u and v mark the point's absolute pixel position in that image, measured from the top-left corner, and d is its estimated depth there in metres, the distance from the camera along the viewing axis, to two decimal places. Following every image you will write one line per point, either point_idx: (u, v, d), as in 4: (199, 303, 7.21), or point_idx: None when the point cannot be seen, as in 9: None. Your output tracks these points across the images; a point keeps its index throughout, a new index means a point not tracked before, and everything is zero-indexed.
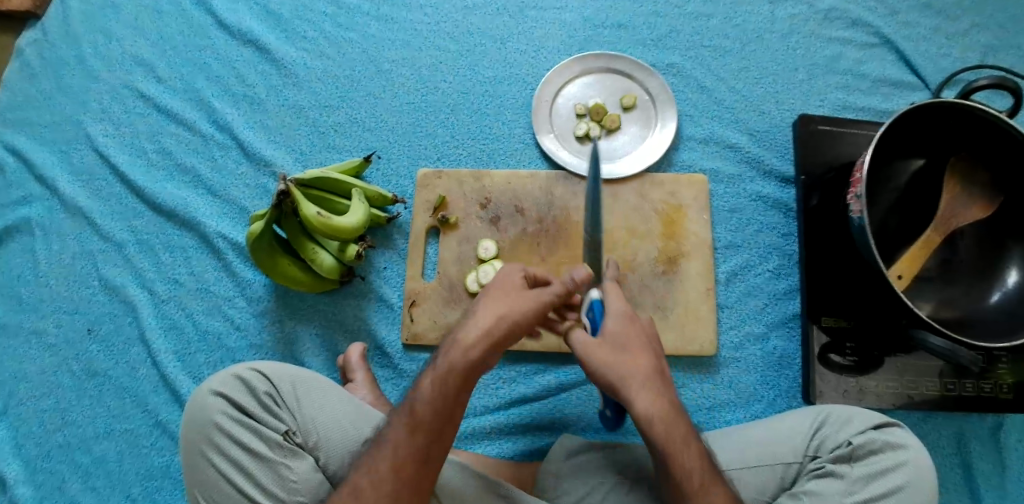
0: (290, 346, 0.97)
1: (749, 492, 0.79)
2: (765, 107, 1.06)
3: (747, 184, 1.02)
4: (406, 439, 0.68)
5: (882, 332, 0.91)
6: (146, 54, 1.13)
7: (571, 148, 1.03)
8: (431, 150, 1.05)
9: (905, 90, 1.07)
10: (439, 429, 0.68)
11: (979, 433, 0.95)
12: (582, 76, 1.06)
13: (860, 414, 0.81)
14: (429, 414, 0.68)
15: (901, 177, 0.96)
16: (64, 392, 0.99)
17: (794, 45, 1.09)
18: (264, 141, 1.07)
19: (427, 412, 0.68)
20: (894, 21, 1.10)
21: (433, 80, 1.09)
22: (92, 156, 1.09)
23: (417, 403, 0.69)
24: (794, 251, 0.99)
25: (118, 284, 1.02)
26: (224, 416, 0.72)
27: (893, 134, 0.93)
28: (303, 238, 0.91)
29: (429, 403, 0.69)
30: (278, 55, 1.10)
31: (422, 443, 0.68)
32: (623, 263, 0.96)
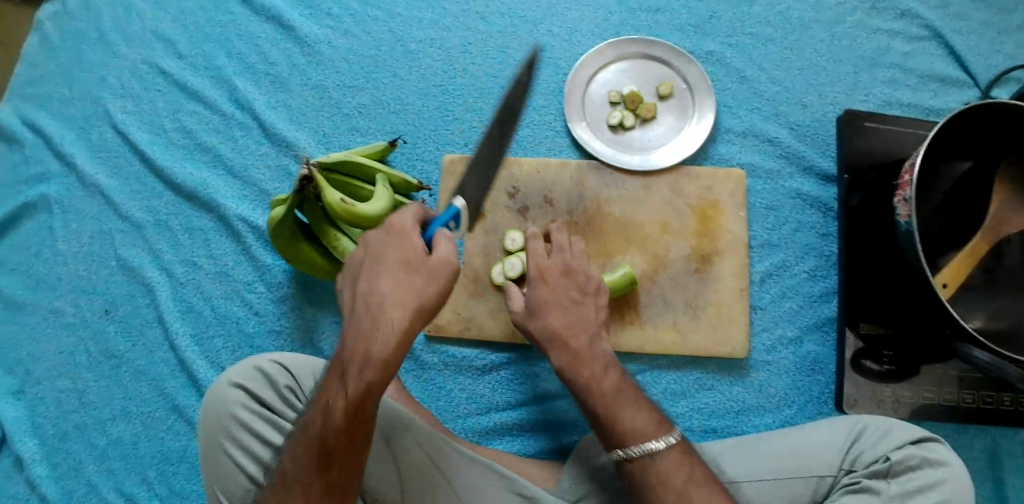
0: (310, 333, 0.96)
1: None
2: (806, 100, 1.01)
3: (785, 180, 0.98)
4: (315, 474, 0.61)
5: (920, 340, 0.88)
6: (166, 28, 1.10)
7: (603, 137, 0.99)
8: (458, 135, 1.01)
9: (954, 86, 1.02)
10: (345, 457, 0.61)
11: (1013, 447, 0.92)
12: (617, 62, 1.01)
13: (899, 428, 0.78)
14: (331, 444, 0.60)
15: (948, 179, 0.92)
16: (82, 373, 0.97)
17: (840, 36, 1.04)
18: (286, 122, 1.03)
19: (331, 446, 0.60)
20: (945, 12, 1.05)
21: (461, 62, 1.05)
22: (110, 133, 1.06)
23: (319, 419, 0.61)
24: (832, 252, 0.95)
25: (136, 265, 1.00)
26: (244, 409, 0.71)
27: (944, 134, 0.88)
28: (325, 225, 0.88)
29: (330, 437, 0.60)
30: (302, 32, 1.07)
31: (327, 475, 0.61)
32: (653, 260, 0.93)
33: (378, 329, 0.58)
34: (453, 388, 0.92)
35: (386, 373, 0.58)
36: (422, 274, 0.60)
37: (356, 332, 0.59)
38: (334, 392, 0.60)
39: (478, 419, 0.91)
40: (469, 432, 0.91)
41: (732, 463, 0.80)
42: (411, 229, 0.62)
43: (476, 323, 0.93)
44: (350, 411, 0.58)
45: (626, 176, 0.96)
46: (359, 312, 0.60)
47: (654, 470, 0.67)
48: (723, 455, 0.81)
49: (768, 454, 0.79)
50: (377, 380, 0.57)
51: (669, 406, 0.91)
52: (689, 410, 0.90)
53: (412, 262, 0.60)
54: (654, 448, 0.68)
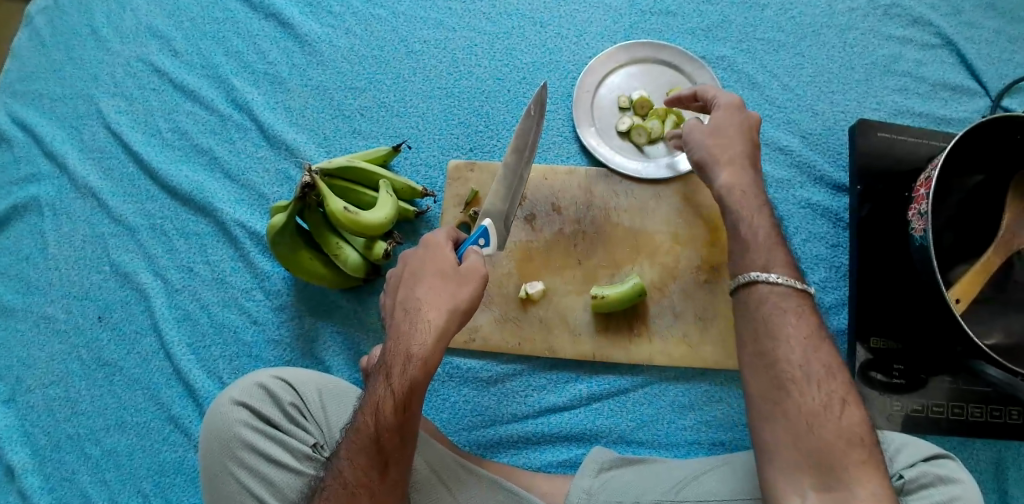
0: (309, 343, 0.93)
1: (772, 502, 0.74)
2: (818, 108, 1.00)
3: (796, 190, 0.96)
4: (372, 477, 0.64)
5: (931, 354, 0.87)
6: (161, 25, 1.06)
7: (612, 144, 0.97)
8: (463, 140, 0.99)
9: (966, 95, 1.00)
10: (398, 455, 0.64)
11: (1020, 460, 0.91)
12: (626, 66, 0.99)
13: (911, 445, 0.78)
14: (386, 445, 0.64)
15: (959, 192, 0.91)
16: (75, 381, 0.95)
17: (851, 42, 1.03)
18: (285, 123, 1.00)
19: (387, 446, 0.64)
20: (957, 20, 1.03)
21: (466, 64, 1.02)
22: (103, 133, 1.03)
23: (368, 421, 0.64)
24: (842, 263, 0.94)
25: (130, 271, 0.97)
26: (248, 427, 0.69)
27: (962, 147, 0.87)
28: (326, 232, 0.86)
29: (385, 437, 0.63)
30: (302, 31, 1.04)
31: (383, 478, 0.64)
32: (662, 270, 0.91)
33: (421, 331, 0.64)
34: (458, 399, 0.90)
35: (427, 371, 0.64)
36: (456, 285, 0.67)
37: (397, 336, 0.65)
38: (375, 393, 0.65)
39: (483, 433, 0.89)
40: (473, 444, 0.89)
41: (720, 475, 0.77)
42: (444, 243, 0.70)
43: (481, 333, 0.91)
44: (399, 408, 0.63)
45: (635, 184, 0.94)
46: (399, 316, 0.67)
47: (765, 302, 0.66)
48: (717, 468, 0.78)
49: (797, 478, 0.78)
50: (420, 376, 0.63)
51: (676, 419, 0.89)
52: (697, 422, 0.89)
53: (445, 271, 0.68)
54: (773, 280, 0.66)
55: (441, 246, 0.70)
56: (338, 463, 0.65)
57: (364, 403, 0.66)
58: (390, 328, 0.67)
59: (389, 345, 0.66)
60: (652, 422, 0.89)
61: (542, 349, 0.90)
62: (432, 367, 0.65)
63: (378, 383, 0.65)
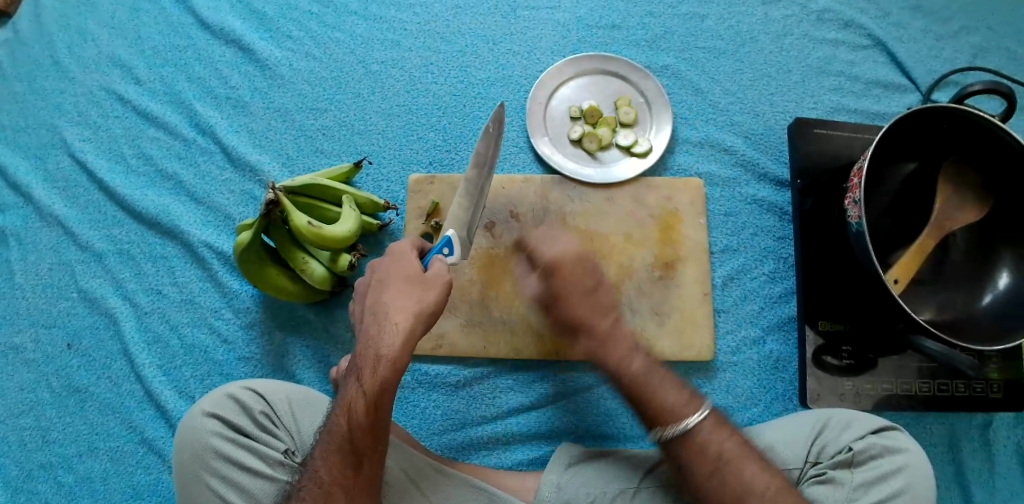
0: (280, 358, 0.95)
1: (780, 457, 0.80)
2: (759, 109, 1.05)
3: (742, 187, 1.01)
4: (346, 477, 0.66)
5: (877, 335, 0.92)
6: (124, 54, 1.09)
7: (565, 151, 1.01)
8: (423, 154, 1.02)
9: (896, 91, 1.07)
10: (371, 455, 0.66)
11: (970, 432, 0.96)
12: (575, 78, 1.04)
13: (860, 419, 0.82)
14: (360, 444, 0.66)
15: (892, 182, 0.96)
16: (45, 410, 0.95)
17: (787, 47, 1.09)
18: (249, 145, 1.03)
19: (360, 445, 0.66)
20: (885, 22, 1.10)
21: (423, 82, 1.06)
22: (68, 161, 1.04)
23: (342, 423, 0.66)
24: (789, 254, 0.99)
25: (98, 296, 0.98)
26: (220, 437, 0.71)
27: (890, 138, 0.93)
28: (292, 248, 0.88)
29: (359, 435, 0.66)
30: (262, 55, 1.07)
31: (358, 477, 0.66)
32: (619, 269, 0.95)
33: (389, 334, 0.68)
34: (428, 405, 0.93)
35: (397, 371, 0.67)
36: (421, 289, 0.70)
37: (367, 341, 0.69)
38: (347, 395, 0.68)
39: (454, 436, 0.91)
40: (445, 448, 0.91)
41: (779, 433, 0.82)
42: (408, 251, 0.73)
43: (447, 339, 0.93)
44: (370, 409, 0.66)
45: (589, 189, 0.98)
46: (369, 321, 0.70)
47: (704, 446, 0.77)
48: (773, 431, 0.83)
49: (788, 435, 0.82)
50: (391, 377, 0.66)
51: None
52: None
53: (410, 277, 0.71)
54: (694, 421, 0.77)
55: (406, 255, 0.73)
56: (313, 464, 0.67)
57: (337, 405, 0.68)
58: (361, 335, 0.70)
59: (360, 350, 0.69)
60: (617, 416, 0.92)
61: (507, 351, 0.93)
62: (404, 368, 0.68)
63: (351, 386, 0.68)
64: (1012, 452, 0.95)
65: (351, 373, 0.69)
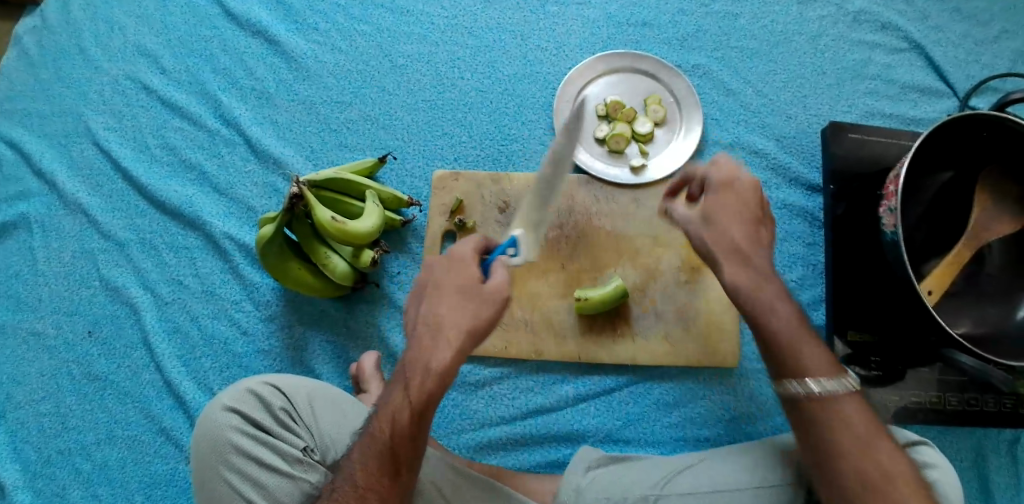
0: (299, 352, 0.94)
1: None
2: (791, 112, 1.03)
3: (771, 191, 0.99)
4: (382, 482, 0.64)
5: (907, 346, 0.89)
6: (150, 43, 1.08)
7: (592, 151, 0.99)
8: (447, 150, 1.01)
9: (934, 97, 1.04)
10: (410, 462, 0.65)
11: (998, 447, 0.93)
12: (604, 76, 1.02)
13: (887, 432, 0.80)
14: (400, 452, 0.64)
15: (929, 189, 0.93)
16: (66, 396, 0.95)
17: (822, 48, 1.06)
18: (272, 137, 1.02)
19: (400, 452, 0.64)
20: (924, 25, 1.07)
21: (449, 76, 1.05)
22: (92, 150, 1.04)
23: (383, 426, 0.65)
24: (819, 261, 0.97)
25: (120, 286, 0.98)
26: (239, 432, 0.70)
27: (929, 144, 0.90)
28: (315, 242, 0.87)
29: (399, 441, 0.64)
30: (288, 46, 1.06)
31: (394, 483, 0.64)
32: (644, 272, 0.93)
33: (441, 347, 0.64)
34: (445, 404, 0.92)
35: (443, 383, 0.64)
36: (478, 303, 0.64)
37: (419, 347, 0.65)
38: (392, 401, 0.66)
39: (472, 436, 0.91)
40: (463, 447, 0.90)
41: None
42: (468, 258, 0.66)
43: None
44: (416, 419, 0.64)
45: (615, 189, 0.96)
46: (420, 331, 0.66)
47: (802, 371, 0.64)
48: None
49: None
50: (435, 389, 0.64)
51: (661, 417, 0.91)
52: (682, 420, 0.90)
53: (467, 287, 0.65)
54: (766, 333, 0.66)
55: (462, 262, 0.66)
56: (350, 466, 0.66)
57: (380, 408, 0.66)
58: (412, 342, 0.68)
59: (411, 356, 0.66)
60: (637, 421, 0.90)
61: (529, 352, 0.92)
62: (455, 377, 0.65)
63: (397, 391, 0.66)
64: None
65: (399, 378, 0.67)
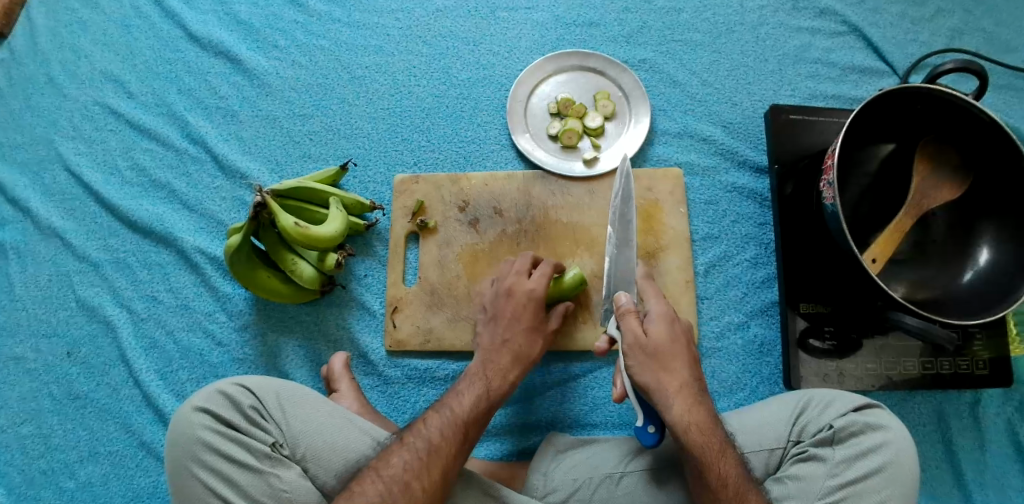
0: (273, 358, 0.97)
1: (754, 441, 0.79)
2: (736, 99, 1.07)
3: (722, 175, 1.03)
4: (452, 448, 0.75)
5: (860, 315, 0.93)
6: (116, 69, 1.12)
7: (546, 147, 1.03)
8: (407, 155, 1.05)
9: (874, 76, 1.08)
10: (472, 442, 0.77)
11: (959, 410, 0.95)
12: (554, 75, 1.06)
13: (842, 397, 0.80)
14: (471, 430, 0.77)
15: (870, 163, 0.95)
16: (47, 417, 0.97)
17: (764, 36, 1.10)
18: (238, 152, 1.06)
19: (471, 429, 0.78)
20: (861, 9, 1.11)
21: (406, 84, 1.08)
22: (63, 175, 1.07)
23: (463, 399, 0.80)
24: (770, 239, 1.00)
25: (96, 305, 1.00)
26: (210, 431, 0.73)
27: (864, 120, 0.92)
28: (281, 249, 0.91)
29: (474, 414, 0.79)
30: (249, 64, 1.10)
31: (460, 452, 0.75)
32: (602, 261, 0.96)
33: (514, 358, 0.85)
34: (417, 400, 0.95)
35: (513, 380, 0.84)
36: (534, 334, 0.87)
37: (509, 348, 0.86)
38: (470, 391, 0.81)
39: None
40: None
41: (750, 419, 0.81)
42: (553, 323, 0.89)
43: (436, 334, 0.96)
44: (489, 408, 0.80)
45: (570, 182, 1.00)
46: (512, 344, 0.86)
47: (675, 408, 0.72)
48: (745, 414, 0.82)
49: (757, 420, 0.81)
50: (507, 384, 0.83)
51: (626, 399, 0.93)
52: None
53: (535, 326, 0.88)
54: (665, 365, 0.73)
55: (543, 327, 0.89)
56: (425, 430, 0.76)
57: (459, 393, 0.81)
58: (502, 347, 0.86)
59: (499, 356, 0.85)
60: (603, 404, 0.93)
61: None
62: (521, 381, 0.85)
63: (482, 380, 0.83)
64: (1002, 429, 0.94)
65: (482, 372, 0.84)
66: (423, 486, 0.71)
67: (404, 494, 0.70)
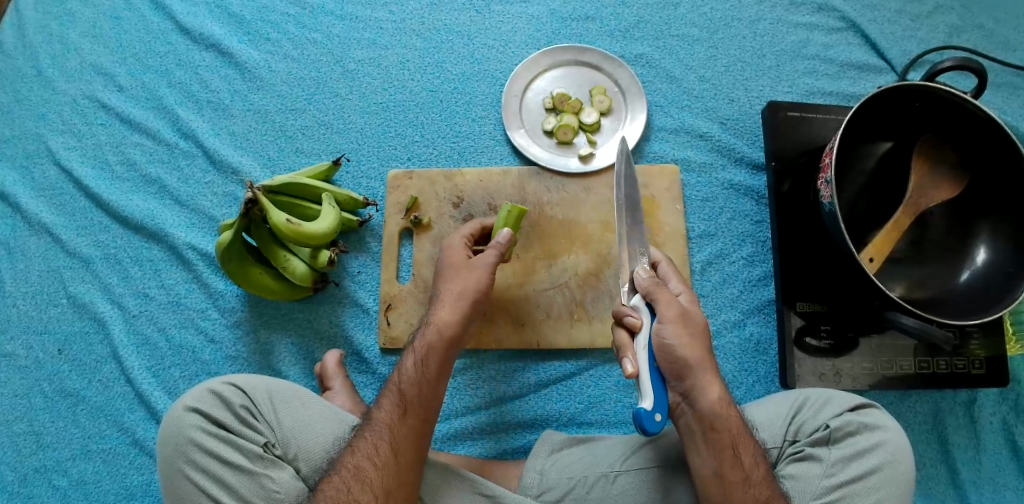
0: (266, 356, 0.96)
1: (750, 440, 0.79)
2: (733, 95, 1.06)
3: (719, 172, 1.03)
4: (393, 422, 0.74)
5: (856, 313, 0.92)
6: (106, 62, 1.10)
7: (541, 143, 1.02)
8: (401, 150, 1.04)
9: (871, 72, 1.07)
10: (418, 408, 0.75)
11: (955, 408, 0.95)
12: (549, 70, 1.05)
13: (837, 396, 0.79)
14: (409, 398, 0.75)
15: (868, 160, 0.94)
16: (38, 414, 0.96)
17: (761, 32, 1.09)
18: (230, 147, 1.05)
19: (410, 396, 0.75)
20: (859, 4, 1.10)
21: (400, 79, 1.07)
22: (53, 170, 1.06)
23: (405, 373, 0.77)
24: (767, 237, 1.00)
25: (87, 301, 0.99)
26: (200, 431, 0.72)
27: (862, 117, 0.91)
28: (273, 246, 0.89)
29: (410, 387, 0.76)
30: (241, 58, 1.08)
31: (403, 424, 0.74)
32: (598, 258, 0.96)
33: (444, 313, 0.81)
34: None
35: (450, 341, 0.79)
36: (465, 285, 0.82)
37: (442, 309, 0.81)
38: (408, 361, 0.79)
39: (439, 427, 0.93)
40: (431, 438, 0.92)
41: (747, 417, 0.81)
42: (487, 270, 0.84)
43: None
44: (424, 370, 0.77)
45: (566, 178, 1.00)
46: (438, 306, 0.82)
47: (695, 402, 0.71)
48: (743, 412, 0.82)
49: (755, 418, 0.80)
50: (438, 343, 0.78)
51: (623, 397, 0.93)
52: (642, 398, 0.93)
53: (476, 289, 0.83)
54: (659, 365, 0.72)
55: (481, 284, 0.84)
56: (370, 414, 0.76)
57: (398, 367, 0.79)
58: (437, 309, 0.82)
59: (436, 317, 0.81)
60: (599, 402, 0.93)
61: (489, 342, 0.94)
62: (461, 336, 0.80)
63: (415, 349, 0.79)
64: (998, 427, 0.93)
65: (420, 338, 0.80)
66: (383, 468, 0.71)
67: (358, 476, 0.70)
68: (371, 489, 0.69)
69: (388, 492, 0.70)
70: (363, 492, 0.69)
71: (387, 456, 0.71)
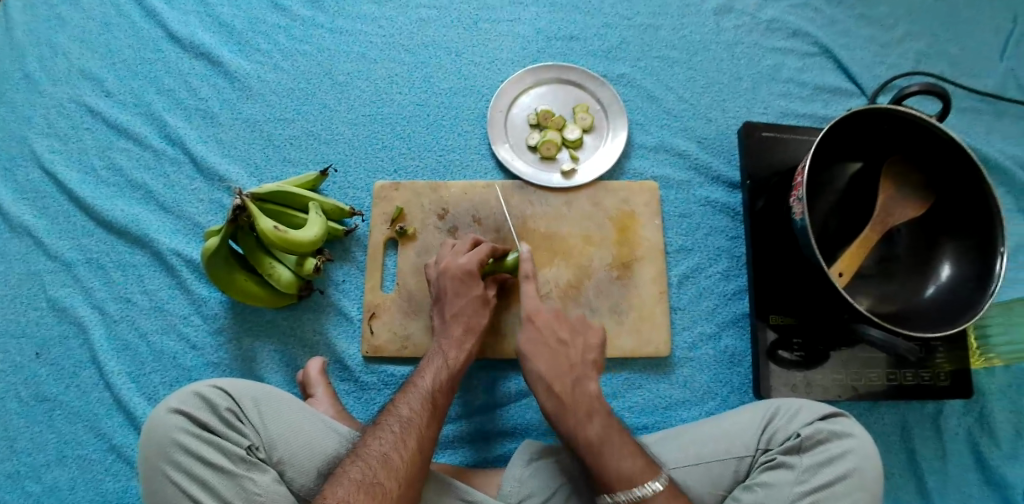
0: (248, 362, 0.97)
1: (721, 450, 0.81)
2: (711, 115, 1.10)
3: (696, 189, 1.06)
4: (421, 419, 0.77)
5: (826, 327, 0.95)
6: (94, 67, 1.11)
7: (526, 157, 1.05)
8: (387, 162, 1.06)
9: (843, 96, 1.12)
10: (442, 413, 0.80)
11: (922, 420, 0.98)
12: (534, 88, 1.09)
13: (809, 405, 0.82)
14: (438, 400, 0.80)
15: (839, 180, 0.98)
16: (13, 419, 0.95)
17: (738, 55, 1.14)
18: (217, 155, 1.06)
19: (435, 395, 0.80)
20: (832, 31, 1.15)
21: (388, 92, 1.09)
22: (37, 173, 1.06)
23: (426, 375, 0.82)
24: (742, 253, 1.03)
25: (67, 306, 0.99)
26: (185, 433, 0.73)
27: (833, 139, 0.95)
28: (260, 253, 0.91)
29: (437, 390, 0.81)
30: (231, 68, 1.10)
31: (431, 422, 0.77)
32: (578, 270, 0.99)
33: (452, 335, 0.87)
34: None
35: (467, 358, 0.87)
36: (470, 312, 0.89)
37: (452, 329, 0.88)
38: (422, 369, 0.84)
39: None
40: None
41: (716, 425, 0.83)
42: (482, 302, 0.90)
43: (412, 341, 0.96)
44: (450, 380, 0.83)
45: (549, 192, 1.02)
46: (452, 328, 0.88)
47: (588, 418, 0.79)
48: (712, 421, 0.85)
49: (723, 428, 0.83)
50: (462, 356, 0.86)
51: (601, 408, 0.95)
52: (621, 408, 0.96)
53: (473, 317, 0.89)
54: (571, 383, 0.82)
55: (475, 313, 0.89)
56: (395, 409, 0.78)
57: (422, 371, 0.83)
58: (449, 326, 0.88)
59: (450, 333, 0.87)
60: None
61: None
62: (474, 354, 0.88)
63: (437, 358, 0.85)
64: (962, 438, 0.97)
65: (437, 349, 0.86)
66: (409, 457, 0.73)
67: (387, 463, 0.71)
68: (396, 476, 0.71)
69: (409, 483, 0.71)
70: (389, 479, 0.70)
71: (412, 445, 0.74)
